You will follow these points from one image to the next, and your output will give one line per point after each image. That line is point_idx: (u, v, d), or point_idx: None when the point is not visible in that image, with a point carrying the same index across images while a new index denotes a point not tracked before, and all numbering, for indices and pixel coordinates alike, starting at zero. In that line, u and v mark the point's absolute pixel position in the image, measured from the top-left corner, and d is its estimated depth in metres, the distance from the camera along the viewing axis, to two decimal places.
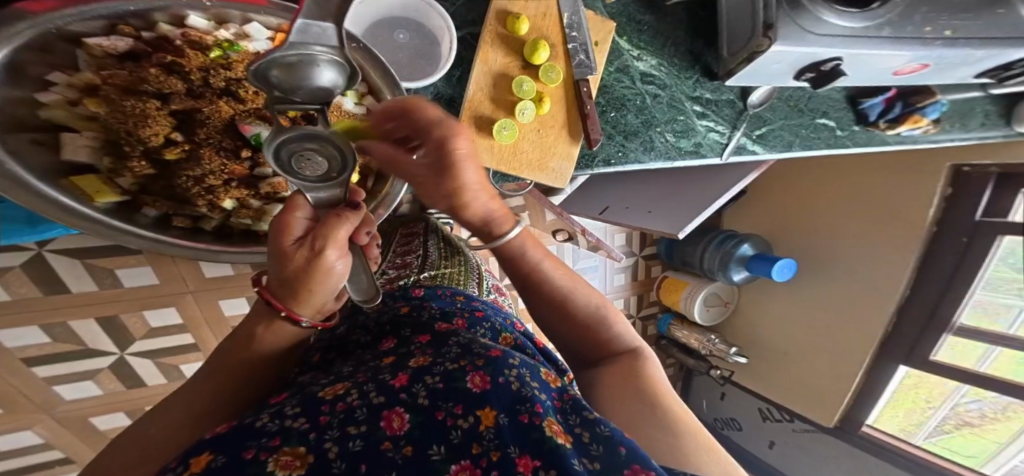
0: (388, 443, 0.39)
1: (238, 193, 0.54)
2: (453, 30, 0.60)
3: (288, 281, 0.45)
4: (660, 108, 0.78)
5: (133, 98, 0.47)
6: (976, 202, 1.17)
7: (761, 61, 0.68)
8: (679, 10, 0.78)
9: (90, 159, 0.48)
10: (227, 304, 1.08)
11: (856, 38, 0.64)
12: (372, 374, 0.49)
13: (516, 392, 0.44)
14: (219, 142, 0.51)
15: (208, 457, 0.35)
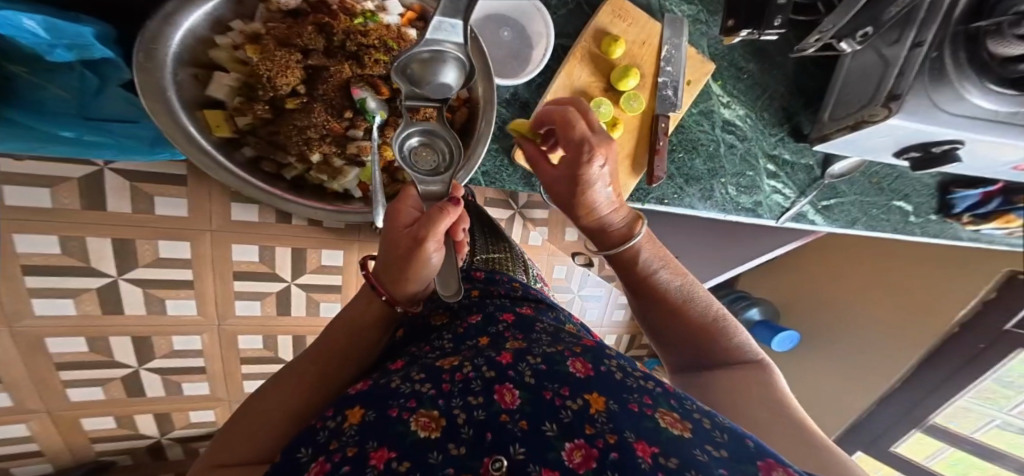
0: (507, 415, 0.43)
1: (325, 149, 0.60)
2: (551, 39, 0.60)
3: (390, 264, 0.53)
4: (732, 159, 0.74)
5: (283, 48, 0.55)
6: (1012, 313, 1.27)
7: (866, 132, 0.66)
8: (789, 59, 0.72)
9: (225, 96, 0.57)
10: (238, 249, 1.05)
11: (999, 124, 0.62)
12: (476, 347, 0.54)
13: (614, 381, 0.50)
14: (330, 99, 0.58)
15: (360, 411, 0.45)
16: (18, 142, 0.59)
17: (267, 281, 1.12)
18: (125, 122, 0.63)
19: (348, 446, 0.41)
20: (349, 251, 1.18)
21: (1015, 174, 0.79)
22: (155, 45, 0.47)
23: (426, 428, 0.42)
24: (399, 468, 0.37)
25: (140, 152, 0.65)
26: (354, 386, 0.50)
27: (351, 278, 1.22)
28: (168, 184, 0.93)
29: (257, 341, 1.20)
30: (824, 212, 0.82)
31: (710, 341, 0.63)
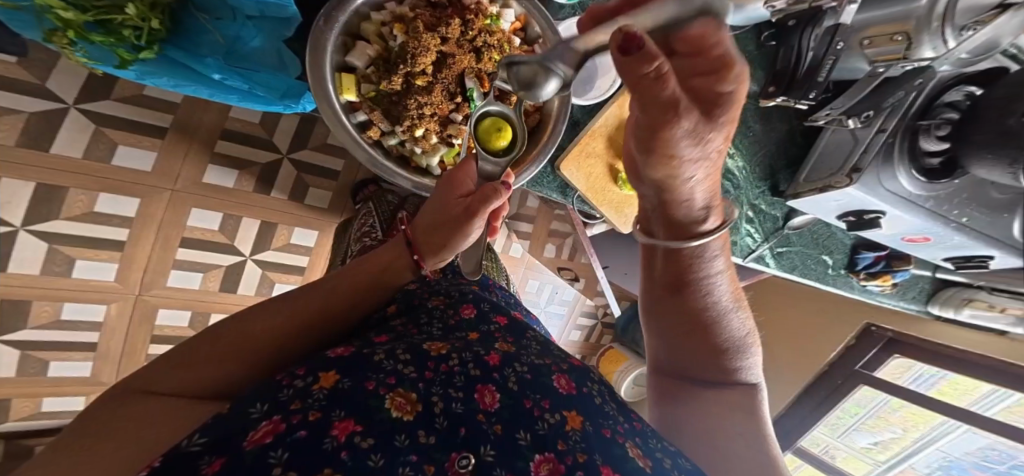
0: (484, 415, 0.44)
1: (431, 128, 0.57)
2: (622, 72, 0.68)
3: (433, 230, 0.55)
4: (723, 202, 0.87)
5: (427, 30, 0.53)
6: (862, 357, 1.61)
7: (828, 195, 0.82)
8: (783, 125, 0.86)
9: (362, 64, 0.55)
10: (196, 213, 0.92)
11: (905, 203, 0.87)
12: (465, 340, 0.53)
13: (597, 406, 0.51)
14: (448, 84, 0.56)
15: (336, 377, 0.43)
16: (169, 77, 0.54)
17: (214, 253, 0.98)
18: (269, 70, 0.58)
19: (311, 409, 0.39)
20: (326, 231, 1.08)
21: (900, 244, 1.06)
22: (324, 25, 0.47)
23: (401, 409, 0.42)
24: (363, 444, 0.37)
25: (277, 104, 0.61)
26: (334, 349, 0.48)
27: (319, 262, 1.12)
28: (139, 134, 0.81)
29: (185, 317, 1.02)
30: (777, 258, 0.99)
31: (711, 352, 0.60)
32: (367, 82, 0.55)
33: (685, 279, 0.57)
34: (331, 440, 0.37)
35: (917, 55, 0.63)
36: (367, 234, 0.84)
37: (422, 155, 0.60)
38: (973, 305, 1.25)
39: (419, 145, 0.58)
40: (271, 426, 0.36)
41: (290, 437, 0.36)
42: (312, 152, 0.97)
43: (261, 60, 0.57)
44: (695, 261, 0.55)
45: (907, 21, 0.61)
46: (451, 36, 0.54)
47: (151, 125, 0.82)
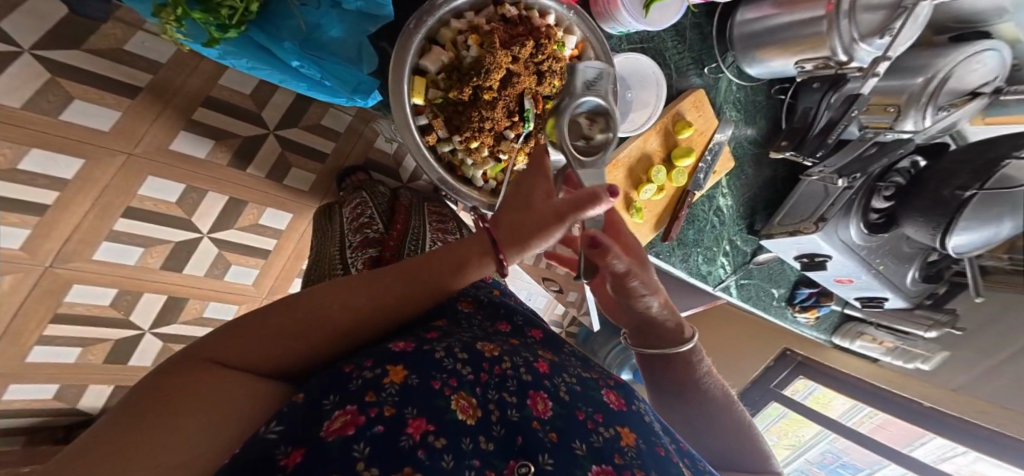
0: (538, 423, 0.44)
1: (487, 141, 0.58)
2: (657, 110, 0.71)
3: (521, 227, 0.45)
4: (710, 235, 0.94)
5: (504, 48, 0.54)
6: (777, 376, 1.82)
7: (795, 239, 0.91)
8: (768, 169, 0.94)
9: (434, 69, 0.54)
10: (151, 182, 0.81)
11: (847, 250, 1.01)
12: (511, 345, 0.53)
13: (650, 426, 0.51)
14: (510, 102, 0.57)
15: (403, 373, 0.42)
16: (249, 59, 0.53)
17: (165, 229, 0.86)
18: (344, 63, 0.57)
19: (386, 403, 0.38)
20: (301, 215, 1.03)
21: (829, 283, 1.22)
22: (413, 27, 0.51)
23: (466, 412, 0.42)
24: (438, 444, 0.38)
25: (343, 98, 0.59)
26: (396, 344, 0.46)
27: (285, 244, 1.05)
28: (99, 90, 0.72)
29: (109, 295, 0.87)
30: (739, 288, 1.06)
31: (716, 434, 0.59)
32: (435, 87, 0.56)
33: (690, 377, 0.57)
34: (407, 438, 0.37)
35: (901, 126, 0.71)
36: (367, 226, 0.77)
37: (470, 165, 0.61)
38: (863, 338, 1.45)
39: (471, 157, 0.60)
40: (349, 417, 0.36)
41: (370, 432, 0.35)
42: (301, 131, 0.96)
43: (341, 51, 0.56)
44: (672, 354, 0.57)
45: (900, 95, 0.69)
46: (521, 56, 0.54)
47: (122, 84, 0.73)
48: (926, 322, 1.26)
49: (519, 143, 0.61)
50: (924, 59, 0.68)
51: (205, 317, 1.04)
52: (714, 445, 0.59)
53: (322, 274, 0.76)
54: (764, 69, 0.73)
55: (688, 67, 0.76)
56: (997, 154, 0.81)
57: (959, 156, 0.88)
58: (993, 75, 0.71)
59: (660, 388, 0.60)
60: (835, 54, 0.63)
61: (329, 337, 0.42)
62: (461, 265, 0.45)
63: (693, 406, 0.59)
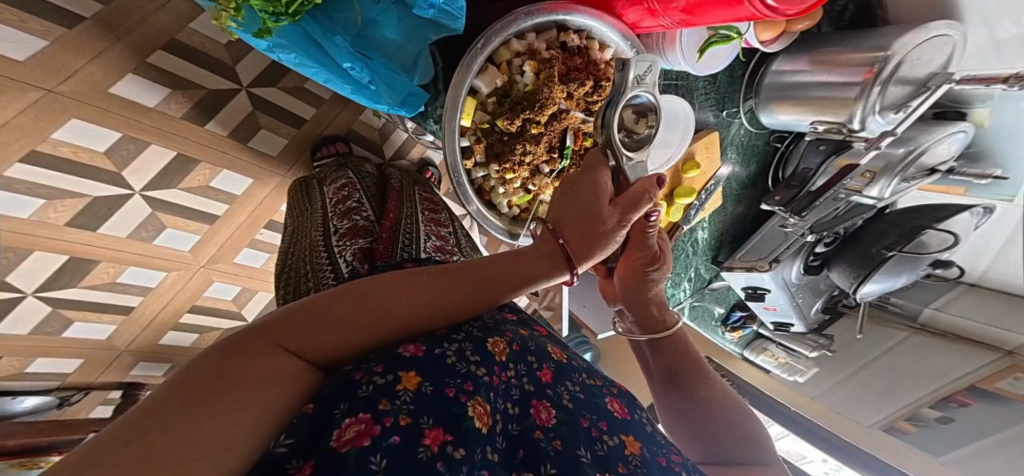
0: (540, 432, 0.41)
1: (524, 174, 0.63)
2: (679, 149, 0.76)
3: (587, 237, 0.48)
4: (682, 263, 1.02)
5: (561, 84, 0.58)
6: None
7: (750, 275, 0.99)
8: (744, 207, 1.01)
9: (486, 91, 0.58)
10: (74, 126, 0.67)
11: (786, 286, 1.10)
12: (520, 341, 0.49)
13: (653, 437, 0.46)
14: (554, 138, 0.61)
15: (418, 379, 0.37)
16: (297, 55, 0.53)
17: (85, 181, 0.71)
18: (395, 71, 0.58)
19: (400, 412, 0.34)
20: (261, 183, 0.91)
21: (765, 313, 1.28)
22: (480, 47, 0.52)
23: (482, 419, 0.38)
24: (456, 455, 0.34)
25: (386, 106, 0.60)
26: (406, 348, 0.41)
27: (237, 213, 0.92)
28: (23, 13, 0.61)
29: None
30: (693, 310, 1.13)
31: (710, 420, 0.56)
32: (483, 110, 0.60)
33: (679, 360, 0.60)
34: (426, 450, 0.33)
35: (869, 191, 0.79)
36: (355, 212, 0.70)
37: (500, 194, 0.65)
38: (764, 353, 1.43)
39: (504, 187, 0.64)
40: (363, 427, 0.32)
41: (386, 443, 0.31)
42: (280, 93, 0.87)
43: (394, 57, 0.58)
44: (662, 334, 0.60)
45: (880, 162, 0.77)
46: (576, 94, 0.59)
47: (56, 8, 0.64)
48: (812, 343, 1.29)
49: (552, 178, 0.65)
50: (912, 133, 0.77)
51: (120, 284, 0.86)
52: (710, 433, 0.55)
53: (302, 261, 0.66)
54: (775, 120, 0.83)
55: (713, 106, 0.83)
56: (921, 223, 0.96)
57: (893, 220, 1.01)
58: (953, 154, 0.81)
59: (653, 372, 0.62)
60: (852, 121, 0.69)
61: (387, 330, 0.41)
62: (527, 277, 0.47)
63: (683, 385, 0.59)
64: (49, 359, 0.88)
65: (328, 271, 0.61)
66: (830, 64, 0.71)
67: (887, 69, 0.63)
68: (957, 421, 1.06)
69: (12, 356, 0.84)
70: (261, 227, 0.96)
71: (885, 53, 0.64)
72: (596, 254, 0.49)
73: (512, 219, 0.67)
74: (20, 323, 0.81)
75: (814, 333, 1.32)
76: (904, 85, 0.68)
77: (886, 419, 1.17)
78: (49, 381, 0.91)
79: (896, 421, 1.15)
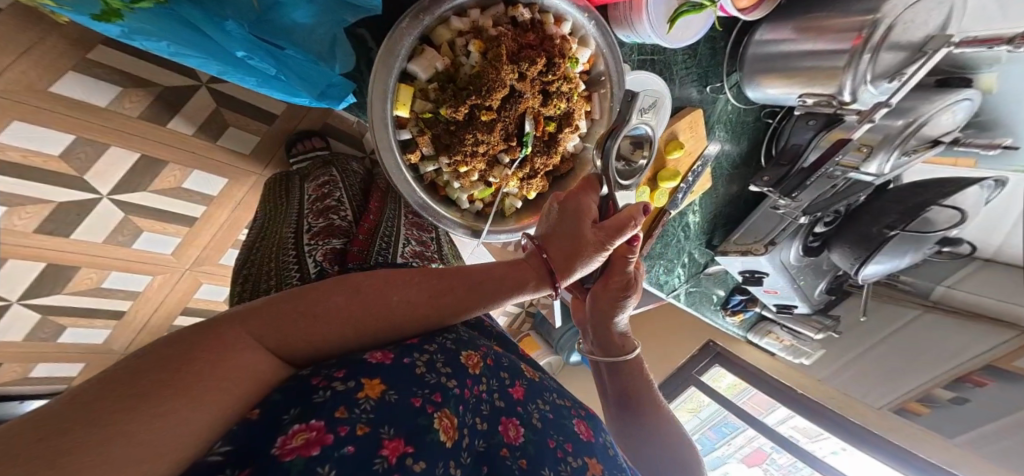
0: (507, 450, 0.39)
1: (478, 164, 0.60)
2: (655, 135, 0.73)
3: (571, 255, 0.48)
4: (673, 249, 0.98)
5: (510, 64, 0.54)
6: None
7: (747, 259, 0.96)
8: (737, 187, 0.97)
9: (424, 77, 0.54)
10: (19, 129, 0.62)
11: (783, 268, 1.06)
12: (495, 355, 0.47)
13: (615, 461, 0.44)
14: (508, 123, 0.58)
15: (383, 388, 0.35)
16: (171, 42, 0.46)
17: (46, 186, 0.69)
18: (309, 60, 0.54)
19: (359, 420, 0.32)
20: (236, 183, 0.88)
21: (766, 296, 1.25)
22: (406, 27, 0.49)
23: (447, 433, 0.36)
24: (414, 468, 0.32)
25: (306, 100, 0.56)
26: (372, 355, 0.37)
27: (215, 214, 0.90)
28: None
29: None
30: (688, 295, 1.08)
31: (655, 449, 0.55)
32: (423, 98, 0.55)
33: (636, 384, 0.59)
34: (381, 462, 0.31)
35: (867, 167, 0.75)
36: (333, 211, 0.67)
37: (456, 188, 0.63)
38: (769, 335, 1.36)
39: (459, 180, 0.62)
40: (313, 434, 0.29)
41: (337, 454, 0.29)
42: (241, 87, 0.80)
43: (307, 45, 0.53)
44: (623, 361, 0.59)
45: (876, 135, 0.72)
46: (529, 74, 0.55)
47: None
48: (817, 326, 1.23)
49: (513, 168, 0.62)
50: (912, 103, 0.72)
51: (104, 288, 0.86)
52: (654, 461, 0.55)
53: (267, 259, 0.63)
54: (762, 94, 0.79)
55: (694, 81, 0.80)
56: (924, 199, 0.90)
57: (894, 196, 0.96)
58: (958, 125, 0.77)
59: (608, 394, 0.61)
60: (841, 93, 0.65)
61: (365, 330, 0.39)
62: (516, 285, 0.47)
63: (636, 411, 0.58)
64: (49, 364, 0.93)
65: (294, 269, 0.58)
66: (818, 29, 0.65)
67: (878, 34, 0.58)
68: (971, 402, 1.01)
69: (12, 363, 0.88)
70: (241, 230, 0.95)
71: (874, 16, 0.58)
72: (579, 269, 0.49)
73: (477, 214, 0.66)
74: (14, 330, 0.83)
75: (820, 314, 1.25)
76: (898, 51, 0.62)
77: (896, 401, 1.14)
78: (54, 384, 0.98)
79: (907, 402, 1.12)
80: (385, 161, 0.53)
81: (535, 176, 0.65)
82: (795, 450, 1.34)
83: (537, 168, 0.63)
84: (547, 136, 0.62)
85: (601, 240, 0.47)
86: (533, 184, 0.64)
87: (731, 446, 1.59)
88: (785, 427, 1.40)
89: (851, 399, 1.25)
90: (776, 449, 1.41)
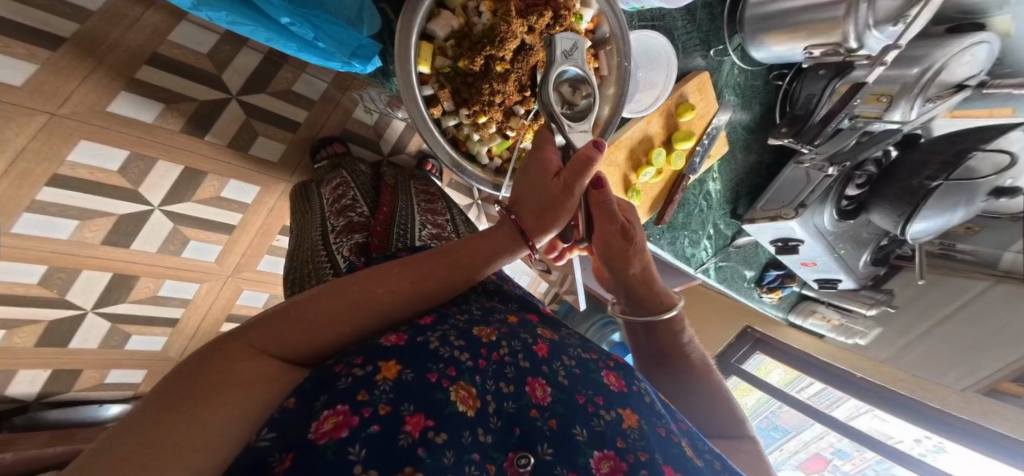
0: (537, 412, 0.38)
1: (496, 116, 0.61)
2: (666, 90, 0.76)
3: (541, 209, 0.47)
4: (697, 219, 0.97)
5: (522, 18, 0.56)
6: None
7: (777, 224, 0.93)
8: (757, 154, 0.97)
9: (442, 35, 0.58)
10: (84, 147, 0.72)
11: (818, 235, 1.01)
12: (508, 324, 0.45)
13: (652, 409, 0.42)
14: (522, 76, 0.59)
15: (398, 368, 0.35)
16: (228, 12, 0.52)
17: (106, 199, 0.77)
18: (340, 24, 0.57)
19: (380, 402, 0.32)
20: (269, 190, 0.94)
21: (802, 270, 1.20)
22: None
23: (466, 403, 0.35)
24: (438, 440, 0.32)
25: (339, 63, 0.58)
26: (387, 338, 0.38)
27: (253, 220, 0.96)
28: (16, 41, 0.65)
29: (37, 272, 0.78)
30: (718, 271, 1.07)
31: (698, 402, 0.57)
32: (442, 55, 0.60)
33: (674, 343, 0.58)
34: (405, 438, 0.31)
35: (890, 116, 0.73)
36: (349, 209, 0.71)
37: (476, 141, 0.63)
38: (814, 316, 1.35)
39: (478, 132, 0.63)
40: (341, 419, 0.30)
41: (364, 433, 0.29)
42: (269, 99, 0.89)
43: (338, 13, 0.57)
44: (669, 328, 0.58)
45: (894, 84, 0.71)
46: (537, 27, 0.57)
47: (33, 31, 0.66)
48: (869, 300, 1.20)
49: (529, 119, 0.63)
50: (926, 50, 0.69)
51: (161, 296, 0.94)
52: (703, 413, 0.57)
53: (302, 266, 0.67)
54: (769, 52, 0.77)
55: (695, 47, 0.81)
56: (964, 146, 0.80)
57: (930, 147, 0.86)
58: (981, 68, 0.73)
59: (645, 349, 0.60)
60: (847, 40, 0.66)
61: (363, 320, 0.39)
62: (494, 253, 0.46)
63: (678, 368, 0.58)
64: (122, 371, 1.00)
65: (327, 267, 0.62)
66: None
67: None
68: None
69: (90, 369, 0.95)
70: (275, 235, 1.01)
71: None
72: (553, 222, 0.48)
73: (495, 171, 0.65)
74: (90, 337, 0.92)
75: (870, 290, 1.22)
76: None
77: (984, 382, 1.05)
78: (125, 391, 1.03)
79: (999, 382, 1.03)
80: (410, 114, 0.53)
81: None
82: (879, 447, 1.19)
83: None
84: None
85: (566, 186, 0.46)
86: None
87: (784, 452, 1.51)
88: (858, 423, 1.27)
89: (922, 379, 1.15)
90: (838, 456, 1.35)
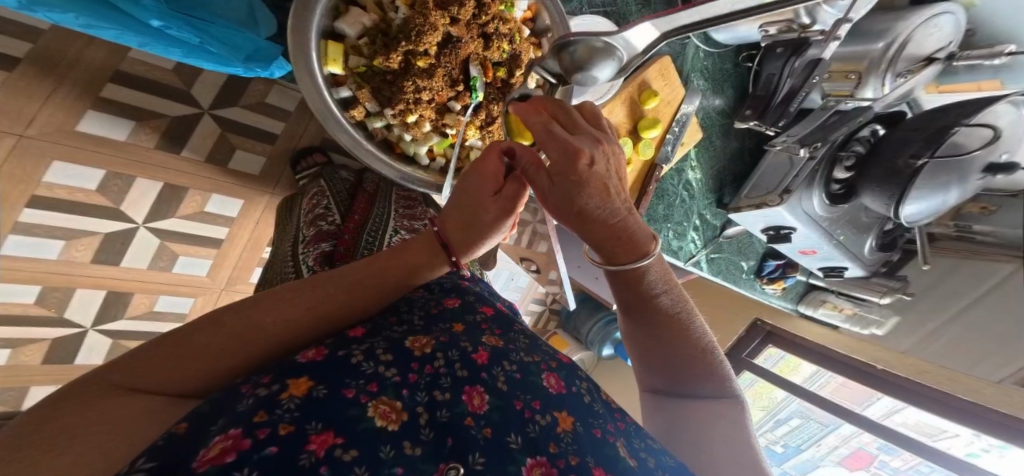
0: (472, 419, 0.38)
1: (427, 114, 0.63)
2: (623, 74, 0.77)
3: (474, 226, 0.50)
4: (679, 211, 0.98)
5: (438, 10, 0.57)
6: None
7: (763, 212, 0.92)
8: (737, 140, 0.97)
9: (353, 33, 0.58)
10: (59, 168, 0.75)
11: (811, 222, 0.97)
12: (451, 332, 0.47)
13: (588, 407, 0.46)
14: (451, 70, 0.61)
15: (309, 385, 0.36)
16: (77, 13, 0.47)
17: (89, 219, 0.81)
18: (235, 29, 0.58)
19: (281, 421, 0.32)
20: (250, 203, 0.97)
21: (798, 256, 1.17)
22: None
23: (386, 418, 0.36)
24: (346, 458, 0.32)
25: (239, 67, 0.59)
26: (305, 354, 0.40)
27: (239, 235, 0.99)
28: None
29: (32, 293, 0.83)
30: (710, 263, 1.07)
31: (674, 353, 0.56)
32: (356, 54, 0.59)
33: (645, 290, 0.53)
34: (307, 457, 0.30)
35: (861, 95, 0.72)
36: (321, 218, 0.71)
37: (411, 142, 0.66)
38: (825, 305, 1.31)
39: (409, 132, 0.65)
40: (230, 443, 0.30)
41: (256, 456, 0.29)
42: (242, 111, 0.90)
43: (228, 16, 0.58)
44: (639, 280, 0.52)
45: (861, 60, 0.71)
46: (461, 18, 0.59)
47: None
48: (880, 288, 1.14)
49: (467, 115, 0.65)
50: (885, 24, 0.69)
51: (157, 311, 0.98)
52: (676, 367, 0.56)
53: (273, 277, 0.71)
54: (728, 33, 0.78)
55: (655, 33, 0.82)
56: (947, 123, 0.76)
57: (914, 126, 0.82)
58: (950, 39, 0.73)
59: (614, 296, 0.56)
60: (800, 16, 0.65)
61: (258, 347, 0.42)
62: (412, 270, 0.51)
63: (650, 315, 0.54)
64: None
65: (291, 273, 0.66)
66: None
67: None
68: None
69: None
70: (264, 246, 1.04)
71: None
72: (478, 243, 0.52)
73: (439, 169, 0.69)
74: (93, 353, 0.97)
75: (881, 277, 1.17)
76: None
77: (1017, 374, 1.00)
78: None
79: None
80: (329, 127, 0.57)
81: (494, 124, 0.67)
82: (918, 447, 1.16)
83: (492, 114, 0.66)
84: (497, 80, 0.65)
85: (501, 209, 0.49)
86: (492, 131, 0.67)
87: (821, 448, 1.42)
88: (894, 421, 1.21)
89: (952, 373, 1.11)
90: (884, 451, 1.24)
